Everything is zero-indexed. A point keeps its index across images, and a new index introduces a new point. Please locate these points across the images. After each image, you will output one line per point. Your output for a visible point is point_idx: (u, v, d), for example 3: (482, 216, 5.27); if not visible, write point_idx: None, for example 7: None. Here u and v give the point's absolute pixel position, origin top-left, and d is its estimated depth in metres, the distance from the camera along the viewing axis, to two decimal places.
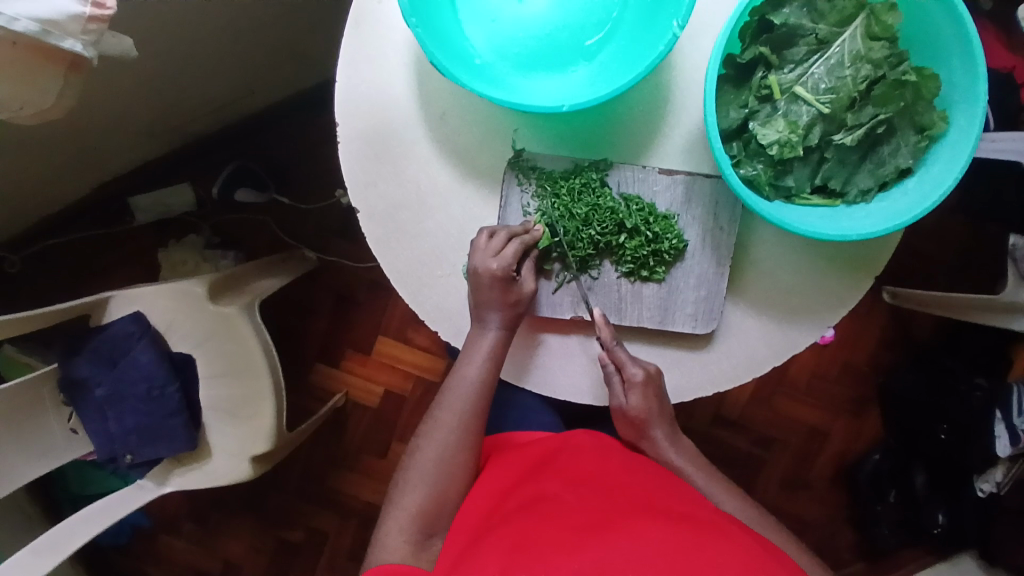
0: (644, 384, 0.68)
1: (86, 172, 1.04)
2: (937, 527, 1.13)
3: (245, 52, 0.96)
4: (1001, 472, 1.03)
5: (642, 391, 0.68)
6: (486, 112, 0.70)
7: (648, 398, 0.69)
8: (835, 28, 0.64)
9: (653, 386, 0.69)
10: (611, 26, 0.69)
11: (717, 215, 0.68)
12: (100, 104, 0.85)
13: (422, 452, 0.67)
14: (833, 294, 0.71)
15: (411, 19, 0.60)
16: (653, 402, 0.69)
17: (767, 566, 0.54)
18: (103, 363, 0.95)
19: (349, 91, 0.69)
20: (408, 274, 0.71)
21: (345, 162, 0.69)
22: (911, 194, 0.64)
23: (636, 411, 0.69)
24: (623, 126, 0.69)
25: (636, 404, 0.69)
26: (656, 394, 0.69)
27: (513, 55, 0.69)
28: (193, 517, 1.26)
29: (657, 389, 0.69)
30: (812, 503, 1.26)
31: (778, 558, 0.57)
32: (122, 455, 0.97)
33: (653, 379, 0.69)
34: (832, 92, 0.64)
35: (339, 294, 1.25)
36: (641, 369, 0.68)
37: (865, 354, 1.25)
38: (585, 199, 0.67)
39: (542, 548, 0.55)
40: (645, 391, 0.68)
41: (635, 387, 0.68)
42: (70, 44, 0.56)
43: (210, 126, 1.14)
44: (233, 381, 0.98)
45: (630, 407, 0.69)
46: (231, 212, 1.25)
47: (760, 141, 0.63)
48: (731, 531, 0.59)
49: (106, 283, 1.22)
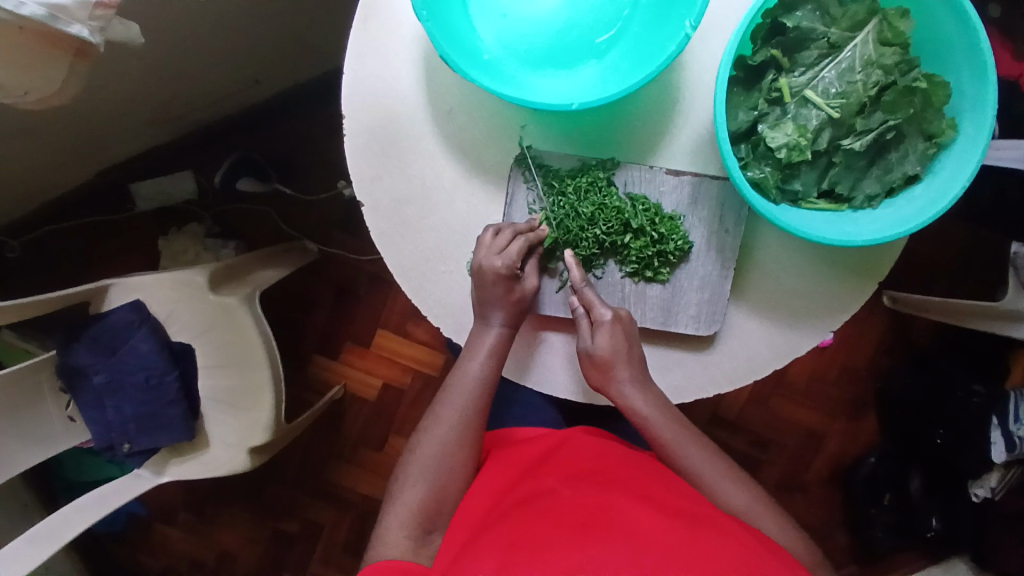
0: (613, 324, 0.66)
1: (87, 158, 1.03)
2: (932, 530, 1.15)
3: (251, 41, 0.95)
4: (996, 478, 1.04)
5: (610, 331, 0.66)
6: (494, 109, 0.69)
7: (615, 339, 0.66)
8: (847, 33, 0.64)
9: (621, 327, 0.67)
10: (622, 25, 0.69)
11: (723, 217, 0.68)
12: (104, 90, 0.84)
13: (423, 448, 0.67)
14: (836, 298, 0.71)
15: (422, 13, 0.59)
16: (621, 347, 0.67)
17: (766, 564, 0.54)
18: (102, 352, 0.95)
19: (357, 84, 0.69)
20: (412, 269, 0.70)
21: (350, 155, 0.69)
22: (917, 202, 0.64)
23: (602, 352, 0.66)
24: (631, 125, 0.69)
25: (603, 344, 0.66)
26: (626, 336, 0.67)
27: (522, 52, 0.69)
28: (189, 507, 1.26)
29: (627, 334, 0.67)
30: (808, 506, 1.27)
31: (778, 555, 0.57)
32: (120, 443, 0.96)
33: (621, 322, 0.67)
34: (842, 97, 0.64)
35: (340, 286, 1.24)
36: (609, 310, 0.67)
37: (864, 357, 1.25)
38: (591, 198, 0.67)
39: (541, 544, 0.55)
40: (613, 332, 0.66)
41: (602, 327, 0.66)
42: (76, 29, 0.56)
43: (213, 114, 1.14)
44: (233, 372, 0.98)
45: (596, 349, 0.67)
46: (232, 202, 1.24)
47: (768, 144, 0.63)
48: (731, 528, 0.59)
49: (106, 271, 1.22)
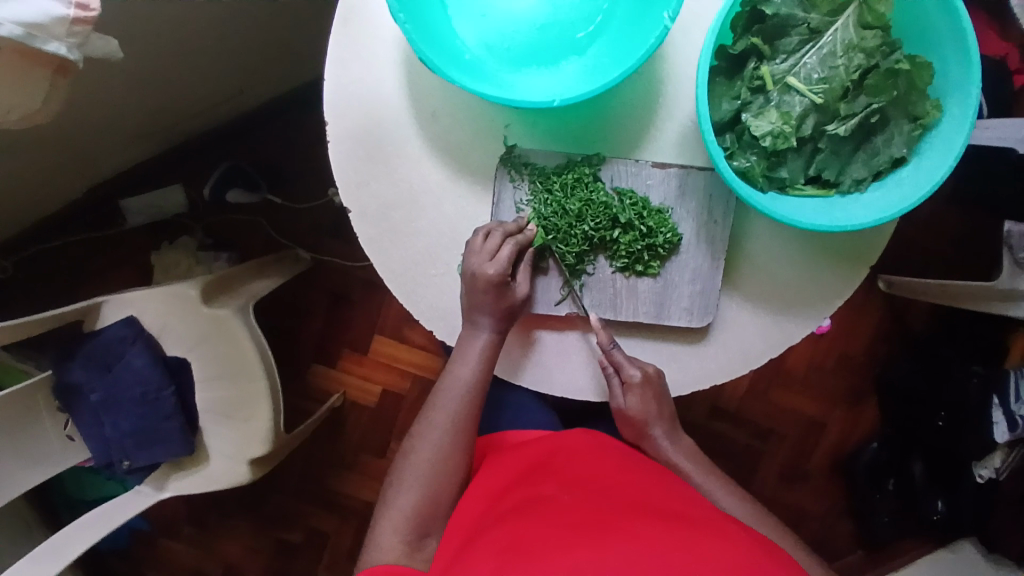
0: (643, 385, 0.69)
1: (75, 175, 1.03)
2: (937, 514, 1.14)
3: (235, 52, 0.95)
4: (1000, 459, 1.04)
5: (641, 393, 0.70)
6: (477, 109, 0.69)
7: (646, 400, 0.70)
8: (827, 18, 0.64)
9: (649, 387, 0.70)
10: (602, 20, 0.69)
11: (711, 208, 0.68)
12: (88, 106, 0.84)
13: (415, 453, 0.67)
14: (828, 285, 0.70)
15: (399, 16, 0.59)
16: (652, 406, 0.71)
17: (763, 563, 0.54)
18: (97, 369, 0.95)
19: (338, 90, 0.68)
20: (402, 274, 0.70)
21: (335, 162, 0.69)
22: (905, 184, 0.64)
23: (634, 412, 0.71)
24: (616, 120, 0.69)
25: (634, 405, 0.70)
26: (656, 394, 0.70)
27: (503, 50, 0.69)
28: (192, 520, 1.25)
29: (656, 388, 0.71)
30: (811, 494, 1.26)
31: (774, 554, 0.57)
32: (120, 461, 0.96)
33: (652, 382, 0.70)
34: (824, 82, 0.64)
35: (334, 293, 1.24)
36: (640, 371, 0.69)
37: (862, 343, 1.25)
38: (578, 194, 0.67)
39: (537, 547, 0.55)
40: (644, 394, 0.70)
41: (633, 388, 0.69)
42: (55, 47, 0.56)
43: (200, 126, 1.13)
44: (227, 384, 0.97)
45: (629, 407, 0.70)
46: (224, 213, 1.24)
47: (753, 133, 0.63)
48: (727, 529, 0.59)
49: (99, 288, 1.21)
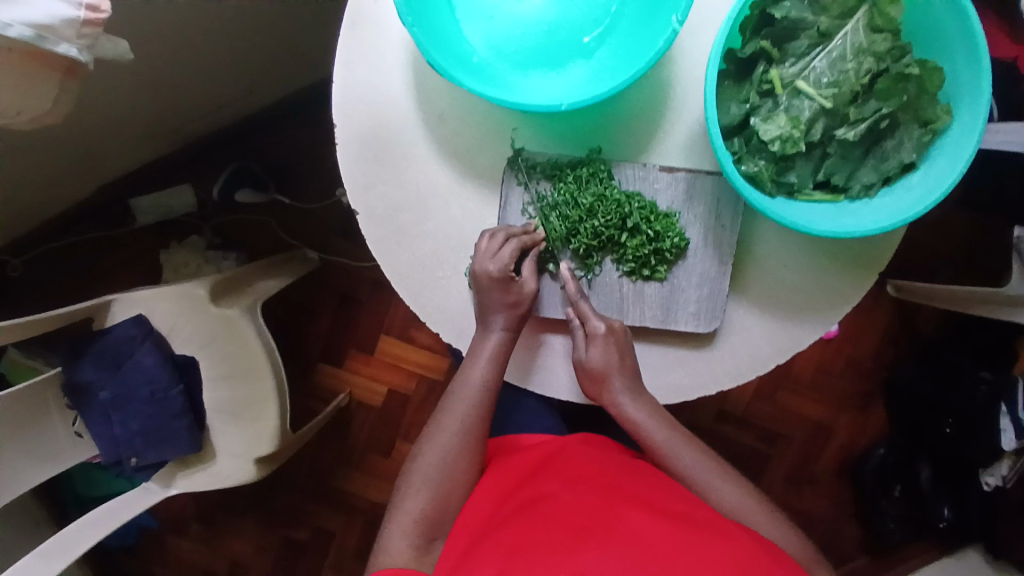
0: (606, 337, 0.67)
1: (86, 174, 1.04)
2: (944, 520, 1.14)
3: (243, 53, 0.96)
4: (1007, 466, 1.03)
5: (603, 344, 0.66)
6: (484, 112, 0.69)
7: (608, 354, 0.67)
8: (837, 21, 0.63)
9: (614, 341, 0.67)
10: (610, 22, 0.68)
11: (719, 212, 0.68)
12: (98, 107, 0.85)
13: (424, 456, 0.67)
14: (837, 291, 0.70)
15: (407, 19, 0.59)
16: (616, 359, 0.67)
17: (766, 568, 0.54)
18: (107, 367, 0.95)
19: (347, 92, 0.69)
20: (410, 276, 0.70)
21: (343, 163, 0.69)
22: (915, 189, 0.63)
23: (595, 365, 0.67)
24: (622, 124, 0.69)
25: (596, 357, 0.67)
26: (620, 350, 0.67)
27: (511, 53, 0.69)
28: (199, 518, 1.26)
29: (622, 347, 0.67)
30: (818, 498, 1.26)
31: (777, 557, 0.57)
32: (127, 458, 0.97)
33: (615, 335, 0.67)
34: (834, 86, 0.64)
35: (342, 294, 1.24)
36: (603, 324, 0.67)
37: (871, 347, 1.24)
38: (591, 189, 0.67)
39: (540, 547, 0.56)
40: (606, 345, 0.67)
41: (596, 339, 0.66)
42: (65, 49, 0.56)
43: (209, 126, 1.14)
44: (236, 383, 0.98)
45: (590, 361, 0.67)
46: (232, 213, 1.24)
47: (762, 137, 0.63)
48: (731, 532, 0.59)
49: (109, 286, 1.22)
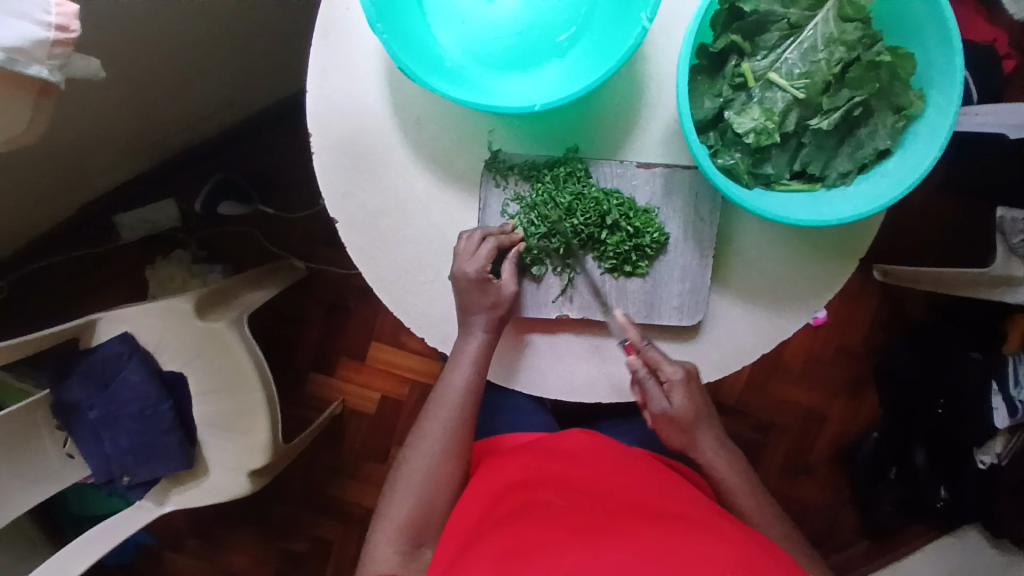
0: (685, 383, 0.68)
1: (66, 193, 1.03)
2: (940, 501, 1.13)
3: (220, 65, 0.95)
4: (1001, 444, 1.03)
5: (684, 390, 0.68)
6: (460, 116, 0.69)
7: (690, 397, 0.68)
8: (807, 12, 0.64)
9: (692, 385, 0.68)
10: (581, 22, 0.68)
11: (698, 205, 0.68)
12: (74, 126, 0.84)
13: (408, 463, 0.67)
14: (819, 278, 0.70)
15: (377, 25, 0.59)
16: (696, 403, 0.69)
17: (760, 560, 0.53)
18: (94, 386, 0.95)
19: (321, 101, 0.68)
20: (392, 281, 0.70)
21: (321, 173, 0.69)
22: (891, 175, 0.63)
23: (680, 411, 0.68)
24: (599, 122, 0.69)
25: (680, 403, 0.68)
26: (698, 393, 0.69)
27: (484, 56, 0.69)
28: (197, 533, 1.26)
29: (695, 389, 0.69)
30: (814, 485, 1.26)
31: (773, 551, 0.57)
32: (120, 476, 0.96)
33: (692, 379, 0.68)
34: (806, 77, 0.64)
35: (330, 302, 1.24)
36: (681, 369, 0.67)
37: (860, 333, 1.25)
38: (569, 188, 0.67)
39: (531, 550, 0.55)
40: (687, 390, 0.68)
41: (676, 386, 0.67)
42: (36, 70, 0.56)
43: (189, 139, 1.14)
44: (225, 397, 0.98)
45: (674, 408, 0.68)
46: (217, 226, 1.24)
47: (736, 130, 0.63)
48: (725, 527, 0.58)
49: (95, 304, 1.22)
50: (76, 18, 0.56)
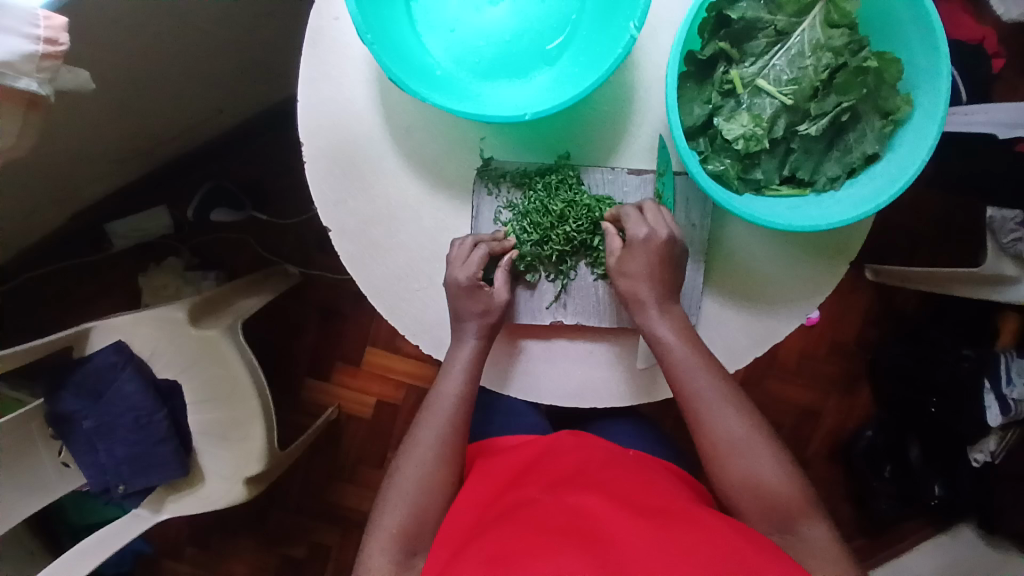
0: (644, 244, 0.64)
1: (59, 201, 1.03)
2: (936, 498, 1.14)
3: (211, 72, 0.95)
4: (994, 442, 1.05)
5: (639, 250, 0.64)
6: (451, 124, 0.69)
7: (646, 258, 0.64)
8: (794, 18, 0.64)
9: (653, 248, 0.64)
10: (570, 29, 0.69)
11: (689, 211, 0.69)
12: (66, 135, 0.84)
13: (401, 471, 0.67)
14: (810, 281, 0.71)
15: (367, 36, 0.59)
16: (651, 266, 0.64)
17: (737, 547, 0.54)
18: (88, 396, 0.95)
19: (312, 110, 0.69)
20: (385, 289, 0.70)
21: (312, 181, 0.69)
22: (879, 178, 0.64)
23: (629, 272, 0.65)
24: (588, 129, 0.69)
25: (631, 264, 0.65)
26: (660, 257, 0.64)
27: (473, 64, 0.69)
28: (195, 541, 1.26)
29: (664, 254, 0.64)
30: (810, 485, 1.27)
31: (751, 536, 0.57)
32: (115, 486, 0.96)
33: (657, 243, 0.64)
34: (794, 83, 0.64)
35: (325, 307, 1.24)
36: (646, 231, 0.64)
37: (853, 331, 1.26)
38: (561, 195, 0.68)
39: (517, 550, 0.55)
40: (645, 251, 0.64)
41: (636, 245, 0.64)
42: (25, 83, 0.56)
43: (181, 146, 1.13)
44: (221, 405, 0.98)
45: (623, 268, 0.65)
46: (210, 233, 1.24)
47: (725, 137, 0.63)
48: (704, 518, 0.59)
49: (89, 314, 1.22)
50: (64, 30, 0.56)
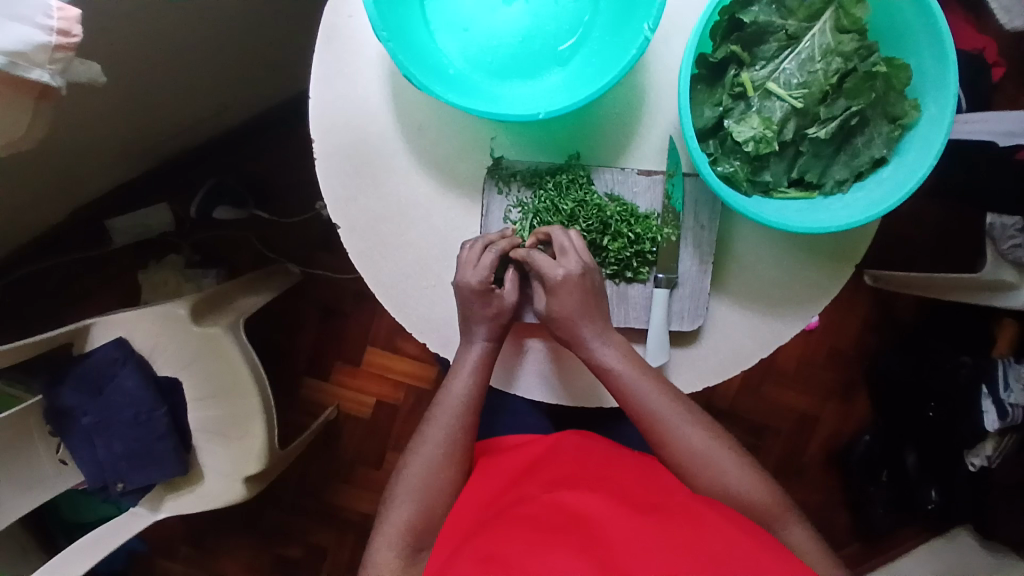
0: (570, 283, 0.65)
1: (60, 197, 1.02)
2: (931, 503, 1.15)
3: (216, 71, 0.95)
4: (992, 447, 1.04)
5: (567, 290, 0.65)
6: (462, 123, 0.70)
7: (574, 297, 0.65)
8: (805, 23, 0.65)
9: (577, 285, 0.65)
10: (583, 31, 0.69)
11: (697, 213, 0.69)
12: (70, 130, 0.83)
13: (409, 467, 0.67)
14: (816, 283, 0.71)
15: (383, 34, 0.59)
16: (580, 299, 0.65)
17: (742, 549, 0.54)
18: (88, 392, 0.94)
19: (324, 107, 0.69)
20: (393, 286, 0.70)
21: (323, 178, 0.69)
22: (886, 183, 0.65)
23: (557, 313, 0.65)
24: (600, 130, 0.70)
25: (560, 305, 0.65)
26: (584, 291, 0.66)
27: (487, 63, 0.69)
28: (191, 540, 1.25)
29: (585, 290, 0.66)
30: (807, 488, 1.28)
31: (757, 537, 0.57)
32: (114, 483, 0.95)
33: (577, 280, 0.65)
34: (804, 86, 0.65)
35: (326, 307, 1.24)
36: (563, 271, 0.65)
37: (851, 337, 1.27)
38: (571, 194, 0.68)
39: (517, 550, 0.55)
40: (571, 291, 0.65)
41: (559, 287, 0.65)
42: (37, 75, 0.56)
43: (184, 143, 1.13)
44: (222, 402, 0.98)
45: (555, 310, 0.66)
46: (211, 230, 1.24)
47: (736, 139, 0.64)
48: (710, 516, 0.58)
49: (88, 310, 1.21)
50: (77, 22, 0.56)
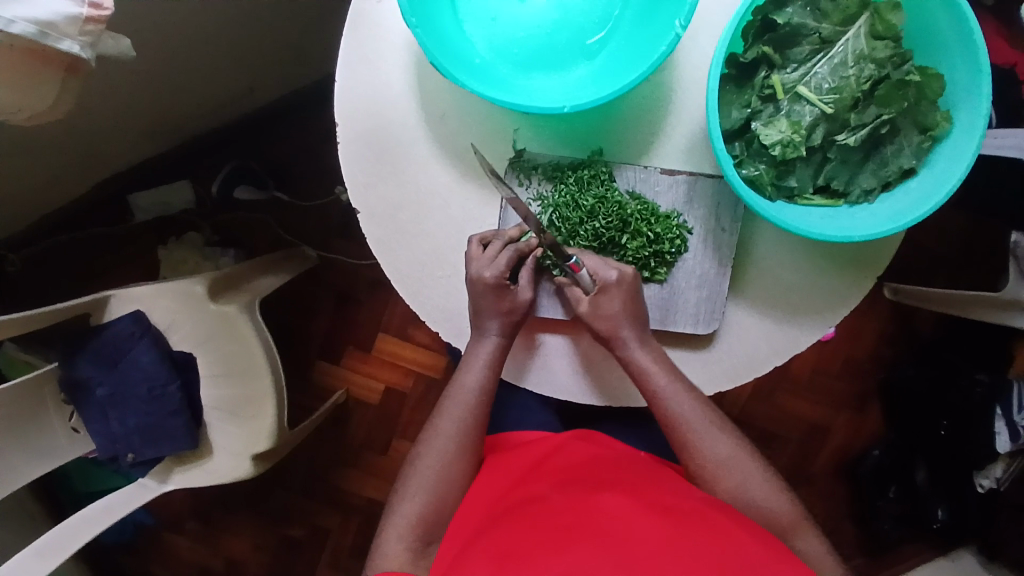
0: (618, 287, 0.66)
1: (86, 170, 1.03)
2: (938, 522, 1.15)
3: (245, 52, 0.96)
4: (1001, 468, 1.06)
5: (617, 293, 0.65)
6: (485, 113, 0.69)
7: (622, 300, 0.66)
8: (839, 27, 0.64)
9: (627, 289, 0.66)
10: (613, 25, 0.69)
11: (719, 215, 0.68)
12: (96, 102, 0.84)
13: (421, 459, 0.67)
14: (835, 293, 0.70)
15: (411, 19, 0.59)
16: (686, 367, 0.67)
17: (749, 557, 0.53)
18: (103, 364, 0.95)
19: (348, 91, 0.69)
20: (409, 275, 0.70)
21: (343, 162, 0.69)
22: (913, 194, 0.63)
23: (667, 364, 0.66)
24: (624, 126, 0.69)
25: (607, 305, 0.65)
26: (633, 296, 0.66)
27: (513, 54, 0.69)
28: (197, 515, 1.26)
29: (633, 294, 0.66)
30: (814, 499, 1.26)
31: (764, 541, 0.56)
32: (124, 454, 0.97)
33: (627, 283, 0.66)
34: (835, 91, 0.64)
35: (341, 292, 1.25)
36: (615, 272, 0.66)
37: (867, 349, 1.25)
38: (593, 190, 0.67)
39: (527, 550, 0.54)
40: (620, 294, 0.66)
41: (609, 289, 0.65)
42: (67, 45, 0.56)
43: (208, 123, 1.14)
44: (234, 381, 0.98)
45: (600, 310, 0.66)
46: (231, 210, 1.24)
47: (763, 141, 0.63)
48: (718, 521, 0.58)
49: (107, 284, 1.22)
50: None
